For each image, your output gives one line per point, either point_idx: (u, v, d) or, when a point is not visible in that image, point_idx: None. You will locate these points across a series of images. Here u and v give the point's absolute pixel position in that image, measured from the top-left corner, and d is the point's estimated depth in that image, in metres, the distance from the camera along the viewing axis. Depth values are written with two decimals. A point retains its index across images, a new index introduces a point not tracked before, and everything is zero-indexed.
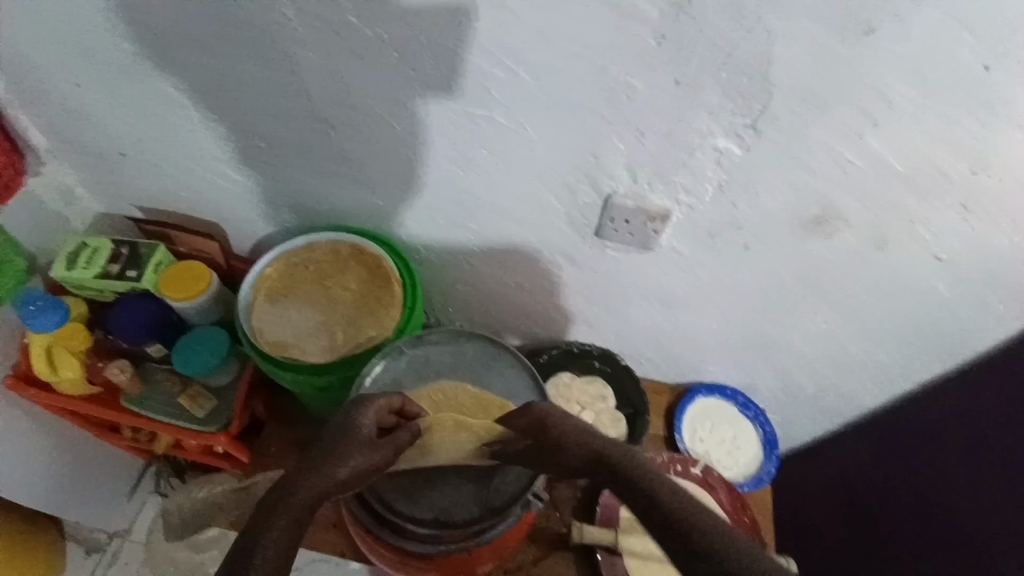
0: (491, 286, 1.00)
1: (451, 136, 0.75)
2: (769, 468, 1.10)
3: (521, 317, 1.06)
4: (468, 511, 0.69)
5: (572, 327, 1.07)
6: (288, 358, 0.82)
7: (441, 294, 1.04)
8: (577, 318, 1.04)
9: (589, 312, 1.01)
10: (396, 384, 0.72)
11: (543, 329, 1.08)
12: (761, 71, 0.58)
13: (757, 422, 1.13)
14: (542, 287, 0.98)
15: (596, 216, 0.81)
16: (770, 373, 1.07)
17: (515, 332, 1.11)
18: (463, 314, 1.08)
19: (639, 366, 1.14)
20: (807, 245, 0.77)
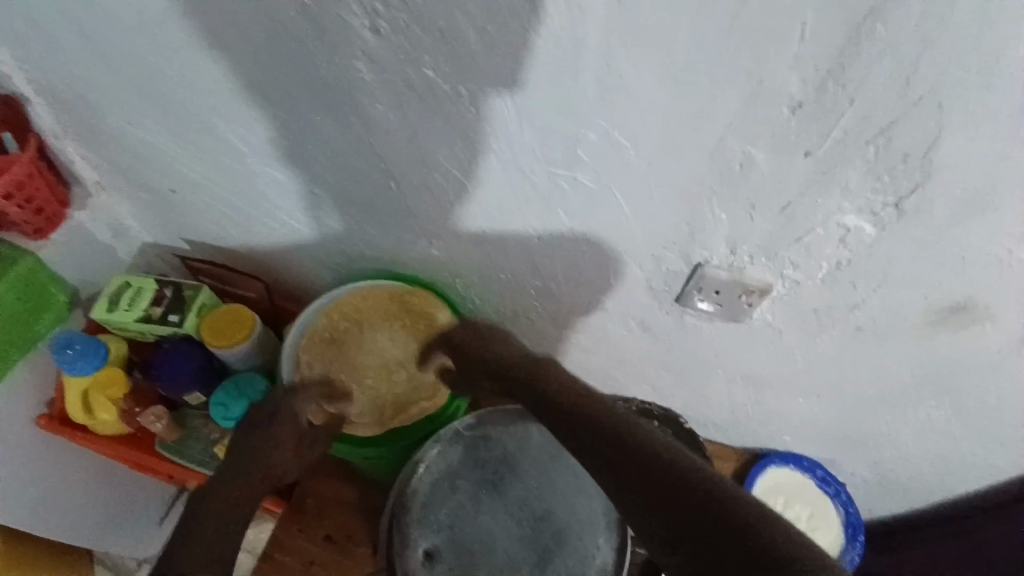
0: (551, 340, 0.92)
1: (530, 196, 0.67)
2: (852, 556, 1.00)
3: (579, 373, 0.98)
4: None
5: (634, 386, 0.97)
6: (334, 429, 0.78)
7: None
8: (643, 380, 0.95)
9: (658, 375, 0.92)
10: (450, 474, 0.62)
11: (602, 385, 1.00)
12: (921, 150, 0.49)
13: (839, 501, 1.01)
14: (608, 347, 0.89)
15: (680, 284, 0.72)
16: (857, 451, 0.95)
17: None
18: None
19: (704, 430, 1.04)
20: (932, 333, 0.67)
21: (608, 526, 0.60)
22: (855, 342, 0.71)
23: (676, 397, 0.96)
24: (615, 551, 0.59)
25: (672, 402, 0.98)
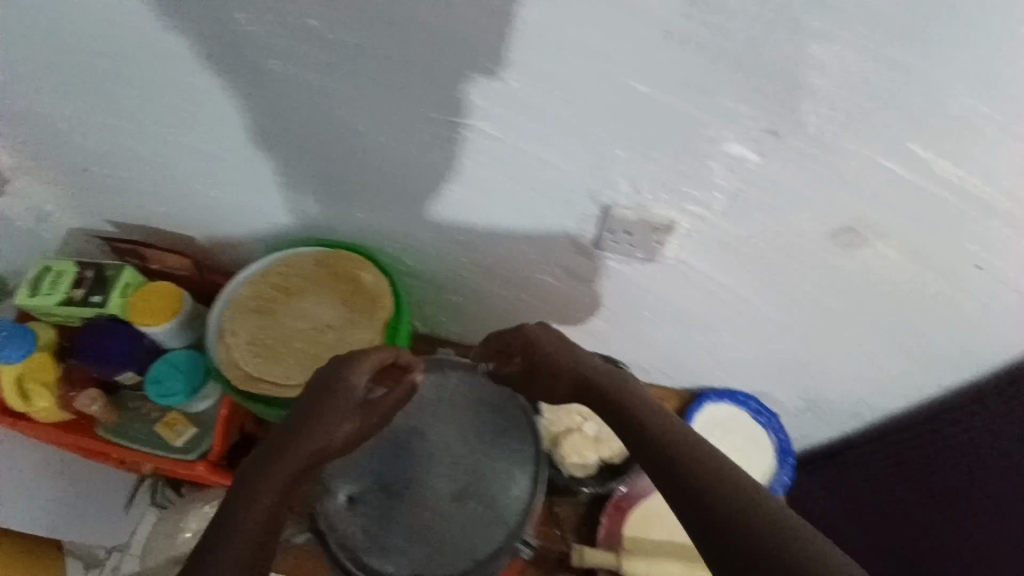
0: (487, 298, 0.95)
1: (438, 146, 0.67)
2: (783, 478, 1.06)
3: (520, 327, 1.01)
4: (448, 558, 0.58)
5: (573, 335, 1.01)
6: (263, 395, 0.76)
7: (434, 302, 0.99)
8: (580, 328, 0.98)
9: (594, 322, 0.95)
10: None
11: None
12: (787, 70, 0.50)
13: (771, 429, 1.07)
14: (540, 299, 0.92)
15: (594, 227, 0.73)
16: (785, 381, 1.00)
17: None
18: (461, 322, 1.03)
19: (645, 373, 1.08)
20: (830, 257, 0.70)
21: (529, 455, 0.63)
22: (763, 272, 0.75)
23: (611, 343, 0.99)
24: (531, 483, 0.62)
25: (610, 349, 1.01)
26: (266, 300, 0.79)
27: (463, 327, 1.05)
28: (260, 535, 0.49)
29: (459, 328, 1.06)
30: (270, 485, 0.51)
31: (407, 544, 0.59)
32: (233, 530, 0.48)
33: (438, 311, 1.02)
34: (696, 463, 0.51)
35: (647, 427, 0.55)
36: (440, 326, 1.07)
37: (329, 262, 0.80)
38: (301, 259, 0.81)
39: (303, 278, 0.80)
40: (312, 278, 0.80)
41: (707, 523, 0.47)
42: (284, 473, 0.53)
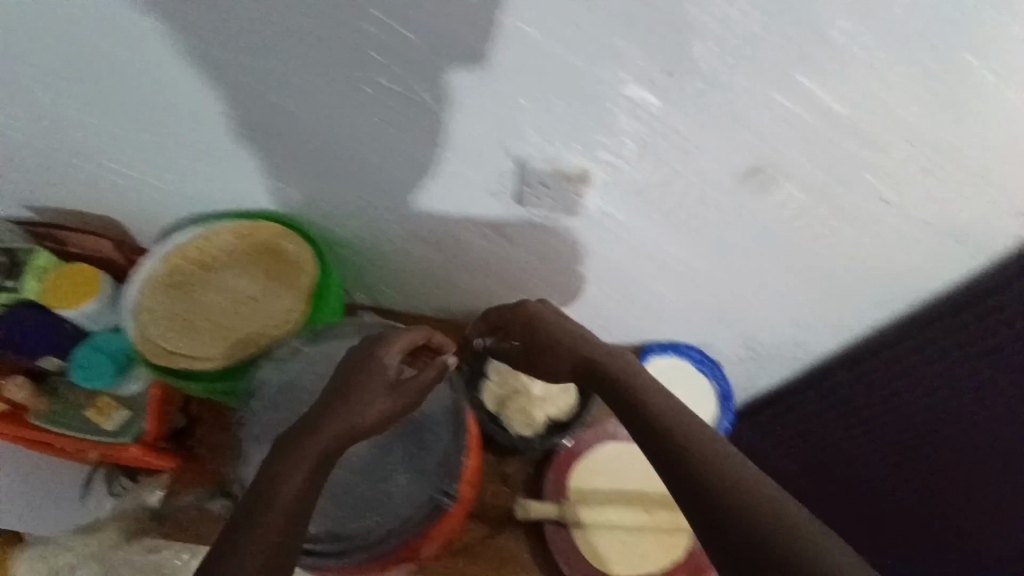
0: (420, 264, 0.93)
1: (338, 105, 0.64)
2: (723, 424, 1.09)
3: (460, 291, 1.01)
4: (367, 508, 0.73)
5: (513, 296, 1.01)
6: (184, 365, 0.81)
7: (371, 272, 0.98)
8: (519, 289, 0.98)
9: (529, 283, 0.95)
10: (293, 386, 0.68)
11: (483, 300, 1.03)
12: (671, 3, 0.49)
13: (713, 377, 1.09)
14: (473, 262, 0.91)
15: (512, 182, 0.72)
16: (722, 329, 1.02)
17: (455, 304, 1.05)
18: (400, 290, 1.03)
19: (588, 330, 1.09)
20: (744, 199, 0.70)
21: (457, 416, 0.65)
22: (682, 218, 0.75)
23: (551, 301, 1.00)
24: (452, 436, 0.79)
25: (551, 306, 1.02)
26: (185, 276, 0.81)
27: (403, 294, 1.05)
28: (299, 502, 0.54)
29: (398, 296, 1.05)
30: (307, 456, 0.56)
31: (331, 503, 0.72)
32: (274, 498, 0.53)
33: (375, 281, 1.01)
34: (702, 456, 0.58)
35: (652, 422, 0.63)
36: (379, 295, 1.06)
37: (249, 236, 0.81)
38: (217, 233, 0.81)
39: (222, 253, 0.81)
40: (232, 253, 0.81)
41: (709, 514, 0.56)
42: (323, 445, 0.57)
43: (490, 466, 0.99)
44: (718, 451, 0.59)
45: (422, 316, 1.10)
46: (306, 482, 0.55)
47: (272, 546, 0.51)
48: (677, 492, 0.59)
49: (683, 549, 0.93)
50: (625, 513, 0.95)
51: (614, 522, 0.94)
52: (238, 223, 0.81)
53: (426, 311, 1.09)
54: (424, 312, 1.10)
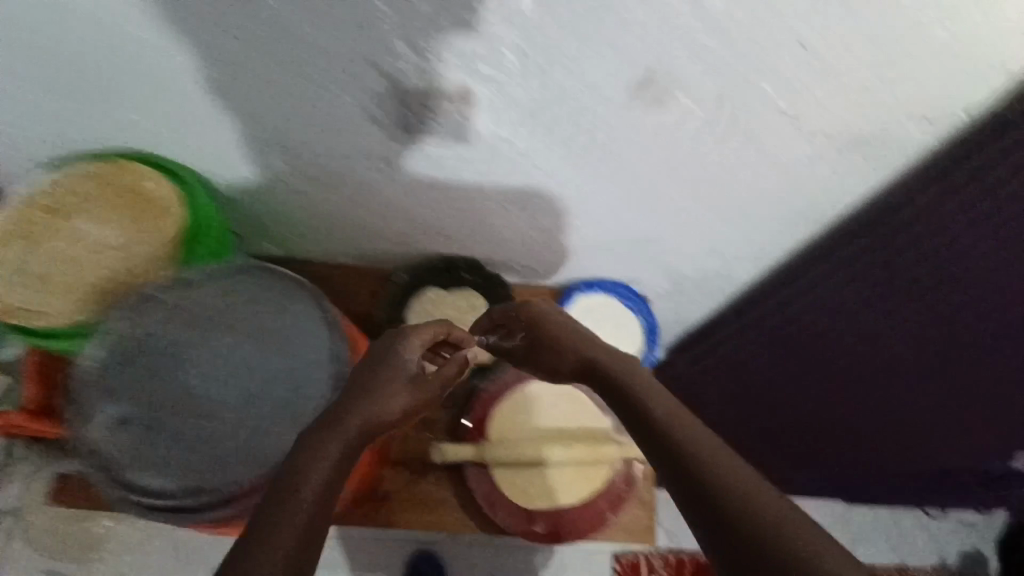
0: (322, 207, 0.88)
1: (182, 17, 0.57)
2: (649, 357, 1.08)
3: (376, 235, 0.97)
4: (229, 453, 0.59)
5: (431, 237, 0.98)
6: (37, 318, 0.76)
7: (277, 220, 0.93)
8: (435, 228, 0.95)
9: (443, 219, 0.92)
10: (142, 322, 0.62)
11: (401, 244, 1.00)
12: None
13: (640, 312, 1.08)
14: (374, 202, 0.86)
15: (393, 107, 0.66)
16: (645, 264, 1.02)
17: (373, 250, 1.02)
18: (313, 240, 0.99)
19: (514, 270, 1.07)
20: (641, 119, 0.66)
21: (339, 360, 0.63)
22: (582, 143, 0.71)
23: (469, 238, 0.98)
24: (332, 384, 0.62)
25: (471, 245, 1.00)
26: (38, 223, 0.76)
27: (312, 241, 0.99)
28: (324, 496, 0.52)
29: (307, 244, 1.00)
30: (335, 444, 0.55)
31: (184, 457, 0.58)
32: (300, 485, 0.51)
33: (279, 229, 0.95)
34: (698, 452, 0.58)
35: (653, 416, 0.64)
36: (289, 244, 1.00)
37: (106, 178, 0.76)
38: (73, 176, 0.77)
39: (74, 195, 0.76)
40: (85, 194, 0.76)
41: (710, 513, 0.54)
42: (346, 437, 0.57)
43: None
44: (711, 451, 0.58)
45: (339, 263, 1.06)
46: (329, 478, 0.53)
47: (296, 543, 0.48)
48: (678, 495, 0.57)
49: (603, 481, 0.93)
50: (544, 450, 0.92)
51: (534, 458, 0.92)
52: (94, 166, 0.77)
53: (341, 258, 1.05)
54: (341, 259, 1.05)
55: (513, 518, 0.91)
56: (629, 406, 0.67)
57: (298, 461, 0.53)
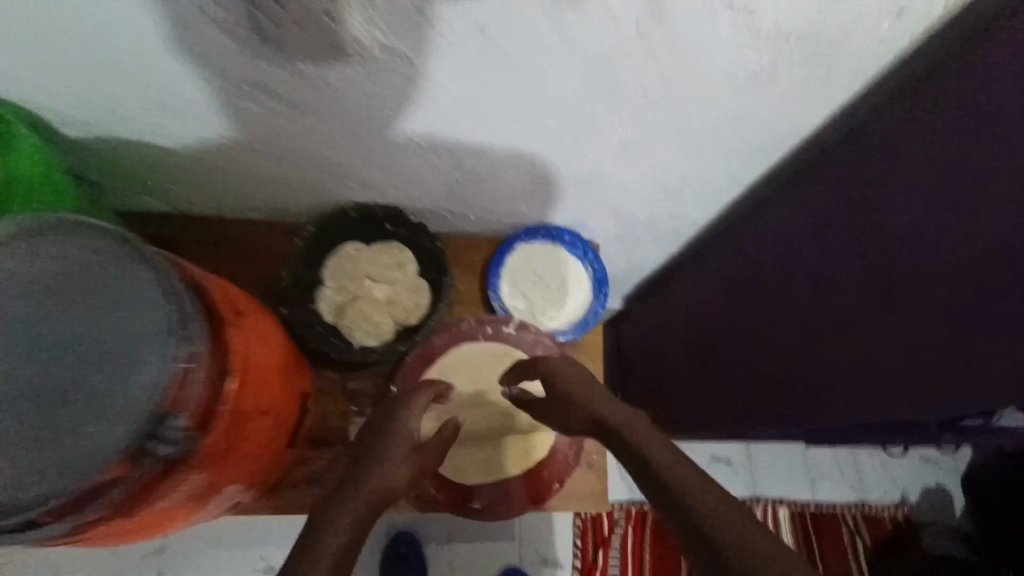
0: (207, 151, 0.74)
1: None
2: (597, 309, 0.98)
3: (275, 185, 0.83)
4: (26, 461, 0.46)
5: (340, 185, 0.84)
6: None
7: (149, 167, 0.78)
8: (342, 175, 0.82)
9: (349, 163, 0.78)
10: None
11: (307, 195, 0.86)
12: None
13: (586, 260, 0.99)
14: (268, 142, 0.73)
15: (237, 10, 0.49)
16: (587, 204, 0.91)
17: (276, 202, 0.88)
18: (201, 193, 0.84)
19: (444, 219, 0.96)
20: (560, 20, 0.53)
21: (183, 333, 0.52)
22: (494, 52, 0.57)
23: (385, 186, 0.85)
24: (164, 363, 0.50)
25: (390, 193, 0.87)
26: None
27: (207, 195, 0.85)
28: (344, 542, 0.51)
29: (202, 199, 0.86)
30: (356, 493, 0.58)
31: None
32: (308, 548, 0.49)
33: (163, 181, 0.81)
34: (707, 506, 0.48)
35: (656, 466, 0.55)
36: (181, 200, 0.86)
37: None
38: None
39: None
40: None
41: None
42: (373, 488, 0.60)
43: (332, 384, 0.88)
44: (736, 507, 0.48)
45: (245, 220, 0.92)
46: (345, 542, 0.50)
47: None
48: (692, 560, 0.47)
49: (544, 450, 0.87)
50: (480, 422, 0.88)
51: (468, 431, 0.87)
52: None
53: (247, 214, 0.91)
54: (247, 214, 0.92)
55: (447, 497, 0.85)
56: (632, 459, 0.58)
57: (309, 534, 0.50)
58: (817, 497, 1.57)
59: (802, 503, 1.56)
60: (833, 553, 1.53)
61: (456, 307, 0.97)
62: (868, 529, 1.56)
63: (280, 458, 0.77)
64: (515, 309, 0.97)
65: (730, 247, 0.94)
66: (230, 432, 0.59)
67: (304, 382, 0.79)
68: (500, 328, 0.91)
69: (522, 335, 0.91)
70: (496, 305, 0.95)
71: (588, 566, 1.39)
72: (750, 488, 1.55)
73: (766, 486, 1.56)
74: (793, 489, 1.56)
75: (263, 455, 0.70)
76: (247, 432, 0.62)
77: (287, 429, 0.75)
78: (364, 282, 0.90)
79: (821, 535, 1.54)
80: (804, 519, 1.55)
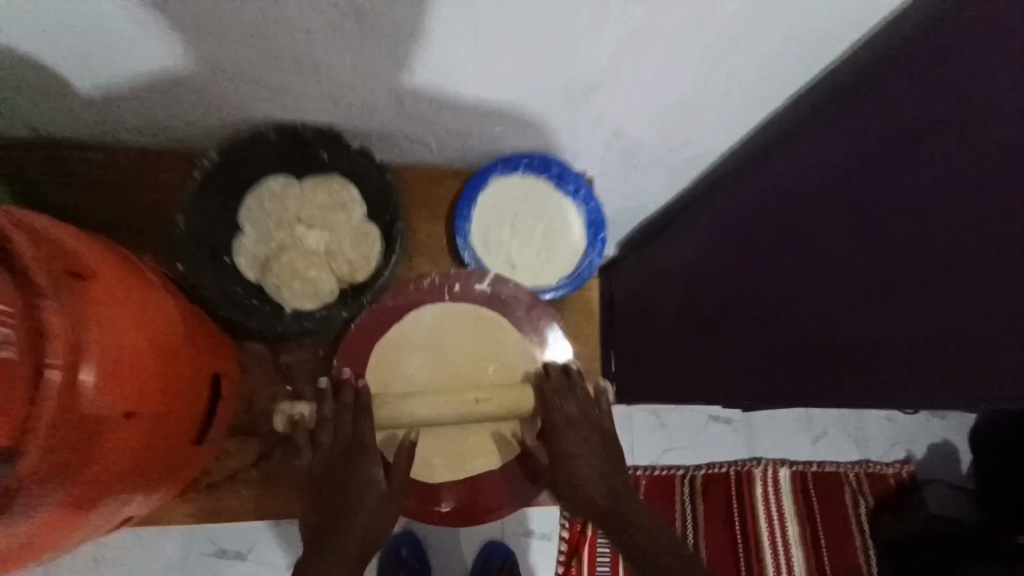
0: (58, 48, 0.53)
1: None
2: (592, 259, 0.79)
3: (167, 96, 0.62)
4: None
5: (258, 98, 0.64)
6: None
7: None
8: (258, 82, 0.61)
9: (264, 63, 0.58)
10: None
11: (216, 110, 0.66)
12: None
13: (577, 198, 0.80)
14: (144, 30, 0.52)
15: None
16: (583, 122, 0.73)
17: (176, 120, 0.67)
18: (67, 109, 0.63)
19: (399, 147, 0.76)
20: None
21: None
22: None
23: (319, 100, 0.65)
24: None
25: (327, 111, 0.67)
26: None
27: (80, 116, 0.65)
28: None
29: (75, 121, 0.66)
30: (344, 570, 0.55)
31: None
32: None
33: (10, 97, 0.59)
34: None
35: None
36: (49, 124, 0.66)
37: None
38: None
39: None
40: None
41: None
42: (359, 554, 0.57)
43: (259, 357, 0.70)
44: None
45: (143, 151, 0.72)
46: None
47: None
48: None
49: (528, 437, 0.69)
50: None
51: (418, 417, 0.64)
52: None
53: (144, 142, 0.71)
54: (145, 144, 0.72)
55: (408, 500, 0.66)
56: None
57: None
58: (820, 458, 1.44)
59: (802, 463, 1.43)
60: (831, 513, 1.42)
61: (416, 259, 0.78)
62: (871, 488, 1.46)
63: (181, 461, 0.59)
64: (490, 259, 0.78)
65: (752, 182, 0.77)
66: (62, 440, 0.42)
67: (210, 365, 0.61)
68: (470, 285, 0.73)
69: (497, 293, 0.73)
70: (467, 256, 0.76)
71: (575, 542, 1.25)
72: (748, 449, 1.41)
73: (765, 446, 1.42)
74: (795, 449, 1.43)
75: (146, 464, 0.52)
76: (104, 442, 0.45)
77: (184, 428, 0.57)
78: (296, 228, 0.71)
79: (820, 495, 1.43)
80: (805, 480, 1.42)
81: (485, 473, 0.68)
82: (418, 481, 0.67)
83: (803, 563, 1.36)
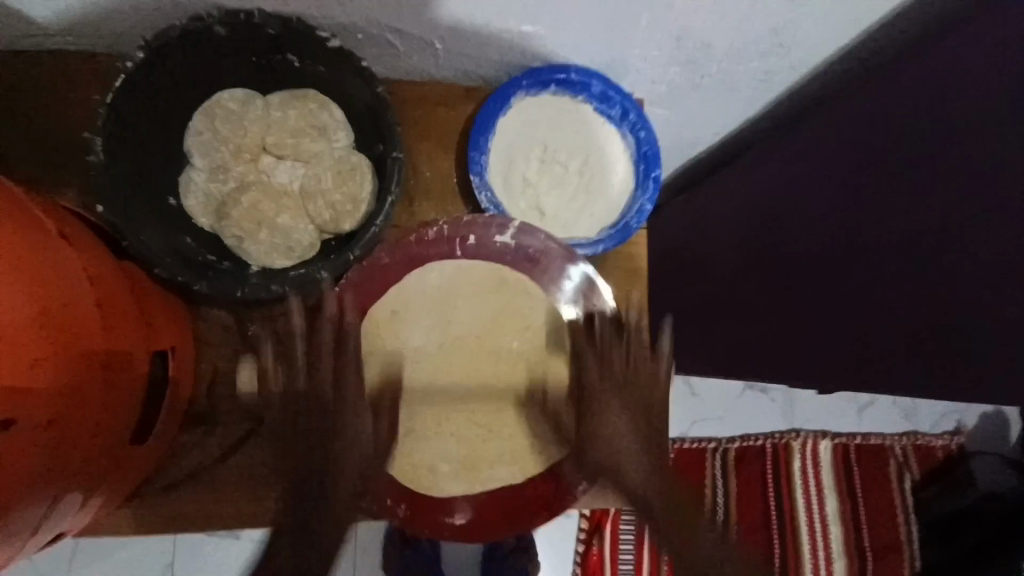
0: None
1: None
2: (645, 205, 0.62)
3: None
4: None
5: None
6: None
7: None
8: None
9: None
10: None
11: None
12: None
13: (626, 126, 0.63)
14: None
15: None
16: (645, 28, 0.56)
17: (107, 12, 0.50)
18: None
19: (400, 58, 0.58)
20: None
21: None
22: None
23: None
24: None
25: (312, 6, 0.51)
26: None
27: None
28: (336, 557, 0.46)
29: None
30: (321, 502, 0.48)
31: None
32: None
33: None
34: None
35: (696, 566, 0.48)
36: None
37: None
38: None
39: None
40: None
41: None
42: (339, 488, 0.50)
43: (222, 326, 0.55)
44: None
45: (60, 55, 0.55)
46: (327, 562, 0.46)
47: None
48: None
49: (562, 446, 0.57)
50: (462, 394, 0.57)
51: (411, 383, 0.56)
52: None
53: (63, 42, 0.54)
54: (64, 45, 0.54)
55: (408, 515, 0.53)
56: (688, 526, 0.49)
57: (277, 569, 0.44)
58: (864, 428, 1.23)
59: (846, 435, 1.22)
60: (877, 491, 1.21)
61: (418, 203, 0.61)
62: (919, 464, 1.23)
63: (118, 466, 0.45)
64: (512, 200, 0.62)
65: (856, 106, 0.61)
66: None
67: (152, 347, 0.47)
68: (489, 237, 0.56)
69: (521, 245, 0.57)
70: (484, 197, 0.59)
71: (590, 565, 0.93)
72: (786, 419, 1.21)
73: (805, 417, 1.22)
74: (838, 418, 1.22)
75: (51, 485, 0.37)
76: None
77: (112, 431, 0.43)
78: (256, 153, 0.55)
79: (864, 471, 1.22)
80: (848, 454, 1.22)
81: (505, 487, 0.56)
82: (421, 494, 0.55)
83: (840, 543, 1.18)
